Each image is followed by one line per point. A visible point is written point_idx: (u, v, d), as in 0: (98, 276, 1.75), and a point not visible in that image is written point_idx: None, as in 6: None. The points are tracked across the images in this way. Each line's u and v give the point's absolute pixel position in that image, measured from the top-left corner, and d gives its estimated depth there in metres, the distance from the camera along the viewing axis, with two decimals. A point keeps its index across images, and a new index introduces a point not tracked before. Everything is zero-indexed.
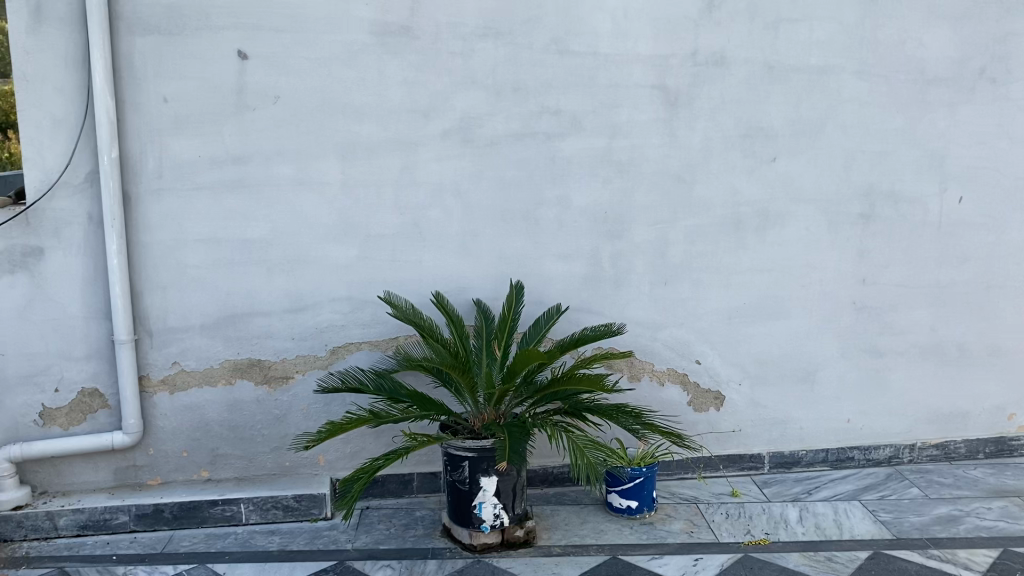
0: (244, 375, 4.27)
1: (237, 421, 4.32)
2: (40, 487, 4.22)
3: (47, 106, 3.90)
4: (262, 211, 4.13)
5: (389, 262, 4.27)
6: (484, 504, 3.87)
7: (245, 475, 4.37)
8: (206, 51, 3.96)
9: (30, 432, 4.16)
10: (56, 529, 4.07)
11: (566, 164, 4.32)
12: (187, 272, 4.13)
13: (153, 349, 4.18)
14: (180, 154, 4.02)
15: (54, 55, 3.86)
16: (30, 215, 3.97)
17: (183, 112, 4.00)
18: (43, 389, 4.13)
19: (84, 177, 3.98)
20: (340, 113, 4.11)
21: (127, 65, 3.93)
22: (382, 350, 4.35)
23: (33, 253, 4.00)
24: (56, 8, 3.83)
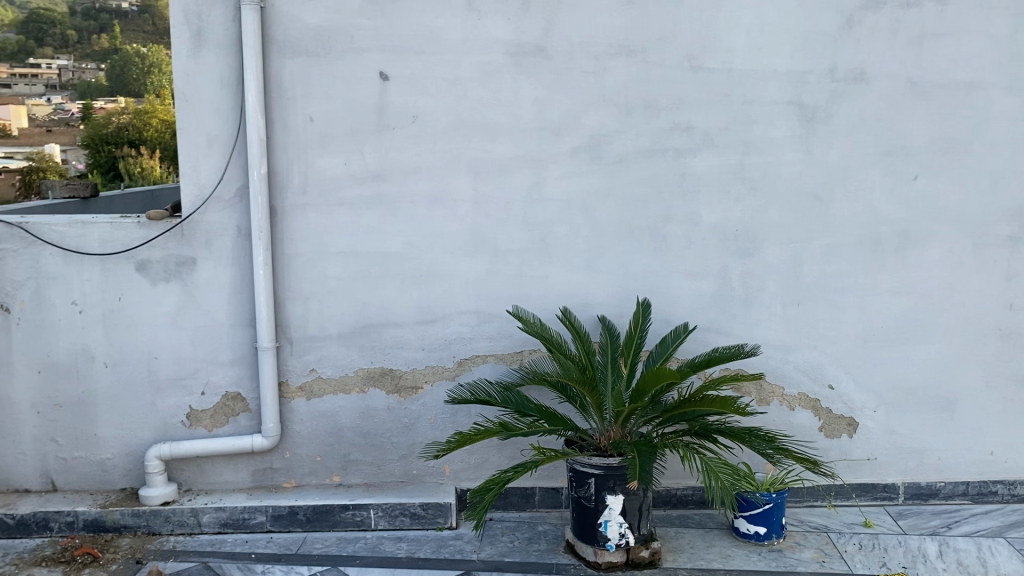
0: (376, 384, 4.41)
1: (368, 429, 4.45)
2: (185, 485, 4.46)
3: (204, 125, 4.14)
4: (397, 226, 4.26)
5: (517, 276, 4.33)
6: (610, 523, 3.85)
7: (373, 482, 4.50)
8: (351, 72, 4.13)
9: (178, 432, 4.40)
10: (200, 525, 4.28)
11: (697, 182, 4.28)
12: (326, 284, 4.29)
13: (292, 357, 4.36)
14: (323, 171, 4.20)
15: (211, 78, 4.10)
16: (186, 228, 4.22)
17: (328, 130, 4.18)
18: (191, 391, 4.37)
19: (235, 192, 4.21)
20: (474, 131, 4.20)
21: (277, 86, 4.13)
22: (507, 364, 4.41)
23: (186, 262, 4.25)
24: (215, 32, 4.07)
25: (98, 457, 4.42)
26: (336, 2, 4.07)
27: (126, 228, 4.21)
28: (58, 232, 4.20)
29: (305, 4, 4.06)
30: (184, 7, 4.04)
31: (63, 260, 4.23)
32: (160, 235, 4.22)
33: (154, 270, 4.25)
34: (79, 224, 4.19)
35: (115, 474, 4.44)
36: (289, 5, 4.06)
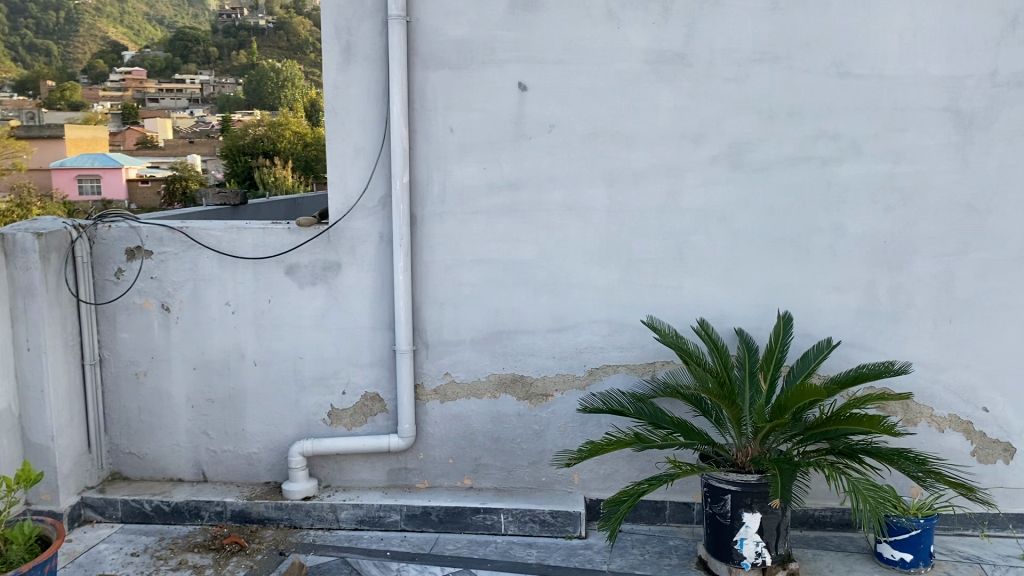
0: (508, 390, 4.45)
1: (499, 434, 4.51)
2: (325, 481, 4.64)
3: (351, 136, 4.31)
4: (533, 234, 4.30)
5: (651, 286, 4.29)
6: (746, 541, 3.75)
7: (503, 487, 4.54)
8: (491, 83, 4.21)
9: (319, 430, 4.58)
10: (338, 521, 4.43)
11: (843, 191, 4.13)
12: (461, 290, 4.38)
13: (428, 360, 4.46)
14: (462, 180, 4.29)
15: (358, 90, 4.26)
16: (331, 234, 4.40)
17: (467, 141, 4.26)
18: (332, 390, 4.54)
19: (378, 200, 4.36)
20: (612, 140, 4.20)
21: (420, 97, 4.25)
22: (639, 375, 4.38)
23: (330, 267, 4.43)
24: (363, 46, 4.23)
25: (245, 451, 4.66)
26: (478, 15, 4.15)
27: (277, 233, 4.42)
28: (215, 237, 4.45)
29: (448, 17, 4.17)
30: (335, 22, 4.22)
31: (219, 263, 4.48)
32: (307, 240, 4.41)
33: (301, 274, 4.44)
34: (234, 229, 4.43)
35: (260, 468, 4.67)
36: (434, 19, 4.17)
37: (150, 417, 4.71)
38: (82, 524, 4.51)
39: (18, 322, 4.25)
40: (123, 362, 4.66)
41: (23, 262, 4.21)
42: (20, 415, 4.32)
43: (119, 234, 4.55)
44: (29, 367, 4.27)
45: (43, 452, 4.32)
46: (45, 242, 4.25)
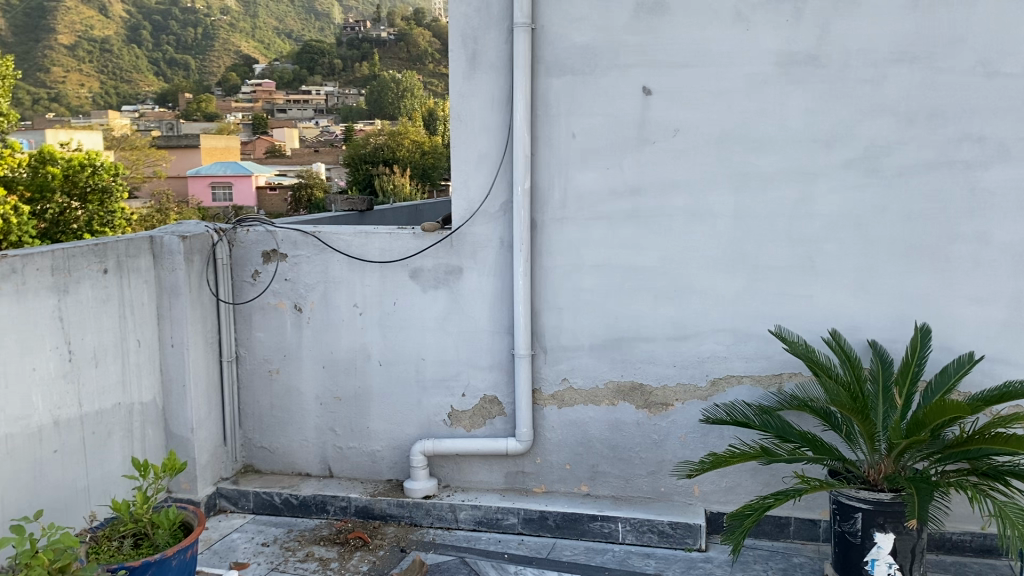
0: (627, 398, 4.42)
1: (617, 442, 4.47)
2: (444, 481, 4.72)
3: (475, 142, 4.38)
4: (655, 240, 4.25)
5: (778, 295, 4.17)
6: (877, 562, 3.59)
7: (621, 495, 4.50)
8: (615, 88, 4.19)
9: (439, 431, 4.67)
10: (457, 521, 4.50)
11: (988, 197, 3.90)
12: (581, 295, 4.37)
13: (547, 365, 4.48)
14: (584, 185, 4.29)
15: (483, 97, 4.33)
16: (454, 239, 4.48)
17: (590, 146, 4.26)
18: (452, 392, 4.62)
19: (499, 205, 4.41)
20: (738, 144, 4.11)
21: (543, 104, 4.28)
22: (764, 386, 4.26)
23: (453, 271, 4.51)
24: (488, 54, 4.30)
25: (369, 449, 4.80)
26: (603, 20, 4.15)
27: (402, 238, 4.55)
28: (344, 241, 4.62)
29: (573, 24, 4.18)
30: (462, 32, 4.31)
31: (348, 266, 4.65)
32: (431, 245, 4.51)
33: (424, 278, 4.55)
34: (362, 234, 4.58)
35: (383, 466, 4.80)
36: (559, 25, 4.20)
37: (281, 413, 4.92)
38: (217, 513, 4.75)
39: (164, 320, 4.53)
40: (257, 360, 4.90)
41: (170, 263, 4.48)
42: (164, 407, 4.60)
43: (257, 237, 4.79)
44: (173, 362, 4.54)
45: (184, 443, 4.58)
46: (190, 245, 4.52)
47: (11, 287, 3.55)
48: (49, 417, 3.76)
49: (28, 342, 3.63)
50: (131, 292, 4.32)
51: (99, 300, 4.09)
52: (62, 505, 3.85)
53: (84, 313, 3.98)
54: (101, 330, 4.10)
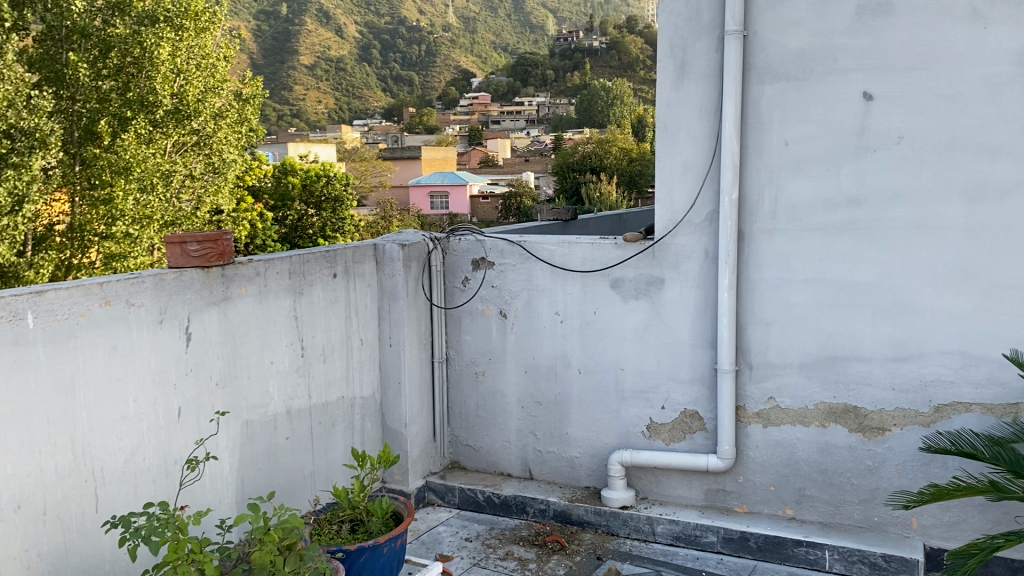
0: (838, 420, 4.19)
1: (826, 465, 4.26)
2: (643, 493, 4.71)
3: (681, 153, 4.34)
4: (873, 254, 4.01)
5: (1016, 316, 3.79)
6: None
7: (829, 522, 4.28)
8: (832, 94, 4.00)
9: (638, 442, 4.66)
10: (654, 534, 4.47)
11: None
12: (791, 310, 4.21)
13: (751, 382, 4.35)
14: (795, 196, 4.13)
15: (691, 107, 4.29)
16: (657, 250, 4.47)
17: (803, 156, 4.10)
18: (652, 404, 4.59)
19: (705, 216, 4.33)
20: (971, 152, 3.79)
21: (754, 112, 4.17)
22: (997, 416, 3.89)
23: (655, 282, 4.49)
24: (698, 63, 4.24)
25: (568, 455, 4.88)
26: (820, 24, 3.98)
27: (605, 248, 4.60)
28: (549, 250, 4.74)
29: (789, 29, 4.04)
30: (671, 41, 4.29)
31: (552, 274, 4.77)
32: (634, 255, 4.53)
33: (626, 288, 4.57)
34: (567, 243, 4.68)
35: (582, 473, 4.86)
36: (773, 31, 4.07)
37: (486, 414, 5.13)
38: (425, 506, 5.03)
39: (383, 321, 4.86)
40: (465, 362, 5.13)
41: (390, 268, 4.80)
42: (382, 403, 4.93)
43: (467, 246, 5.03)
44: (390, 361, 4.86)
45: (398, 437, 4.89)
46: (408, 251, 4.82)
47: (255, 288, 3.96)
48: (283, 407, 4.16)
49: (267, 338, 4.03)
50: (356, 295, 4.67)
51: (328, 302, 4.46)
52: (291, 488, 4.24)
53: (315, 313, 4.36)
54: (329, 329, 4.47)
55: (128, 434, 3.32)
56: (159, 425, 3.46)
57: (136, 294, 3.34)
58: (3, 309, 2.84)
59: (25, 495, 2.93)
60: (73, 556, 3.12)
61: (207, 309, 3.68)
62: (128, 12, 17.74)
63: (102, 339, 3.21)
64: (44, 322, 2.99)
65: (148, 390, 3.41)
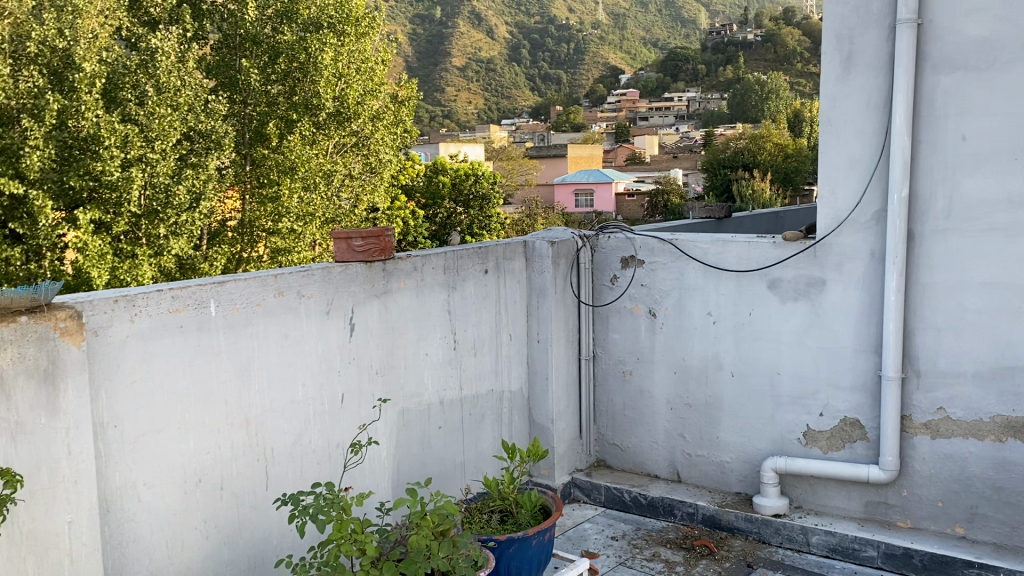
0: (1018, 435, 3.89)
1: (1003, 483, 3.96)
2: (797, 502, 4.54)
3: (846, 149, 4.15)
4: None
5: None
6: None
7: (1005, 544, 3.97)
8: (1018, 84, 3.70)
9: (793, 449, 4.50)
10: (808, 545, 4.30)
11: None
12: (965, 316, 3.94)
13: (919, 391, 4.11)
14: (974, 193, 3.85)
15: (858, 99, 4.09)
16: (818, 250, 4.30)
17: (983, 150, 3.82)
18: (809, 411, 4.42)
19: (871, 215, 4.12)
20: None
21: (927, 105, 3.93)
22: None
23: (815, 283, 4.33)
24: (866, 54, 4.05)
25: (718, 459, 4.77)
26: (1006, 9, 3.70)
27: (762, 247, 4.47)
28: (702, 249, 4.66)
29: (970, 16, 3.78)
30: (837, 33, 4.12)
31: (705, 274, 4.69)
32: (793, 255, 4.38)
33: (784, 289, 4.42)
34: (722, 242, 4.59)
35: (732, 478, 4.74)
36: (951, 18, 3.83)
37: (633, 414, 5.10)
38: (572, 502, 5.06)
39: (532, 317, 4.92)
40: (613, 361, 5.12)
41: (540, 265, 4.85)
42: (530, 398, 5.00)
43: (617, 243, 5.02)
44: (539, 357, 4.92)
45: (546, 433, 4.94)
46: (558, 249, 4.87)
47: (413, 283, 4.11)
48: (436, 397, 4.29)
49: (423, 331, 4.18)
50: (506, 291, 4.76)
51: (480, 297, 4.56)
52: (443, 476, 4.37)
53: (467, 308, 4.47)
54: (480, 323, 4.57)
55: (296, 418, 3.53)
56: (324, 410, 3.66)
57: (305, 285, 3.53)
58: (189, 298, 3.09)
59: (205, 470, 3.18)
60: (246, 530, 3.35)
61: (368, 301, 3.85)
62: (295, 19, 18.78)
63: (275, 328, 3.42)
64: (225, 310, 3.22)
65: (314, 376, 3.60)
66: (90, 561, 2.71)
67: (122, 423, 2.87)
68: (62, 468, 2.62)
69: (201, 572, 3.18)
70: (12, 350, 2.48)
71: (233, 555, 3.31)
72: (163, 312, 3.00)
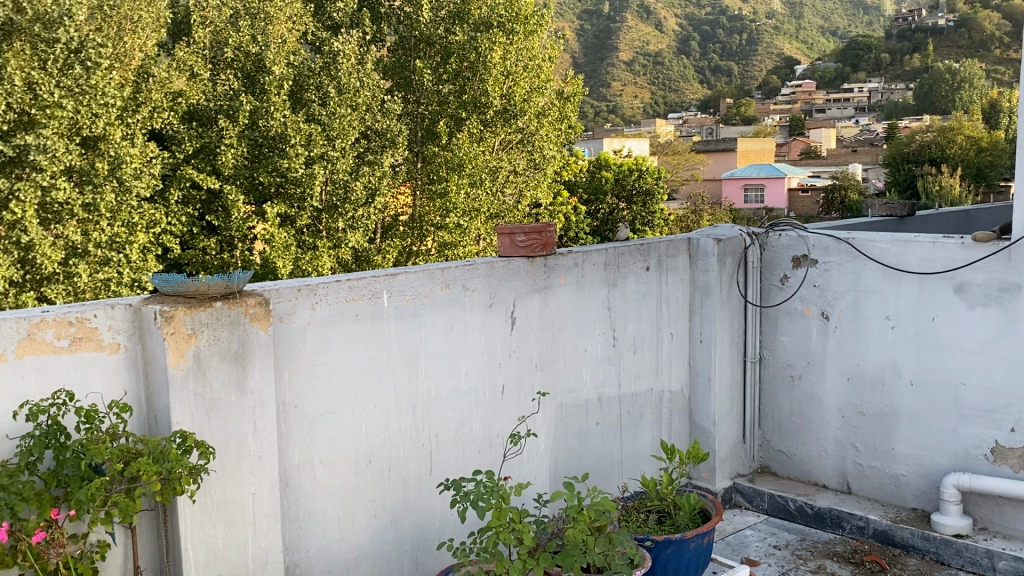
0: None
1: None
2: (981, 523, 4.20)
3: None
4: None
5: None
6: None
7: None
8: None
9: (979, 466, 4.16)
10: (994, 570, 3.96)
11: None
12: None
13: None
14: None
15: None
16: (1014, 252, 3.95)
17: None
18: (999, 426, 4.07)
19: None
20: None
21: None
22: None
23: (1009, 288, 3.98)
24: None
25: (893, 472, 4.50)
26: None
27: (949, 248, 4.17)
28: (881, 249, 4.41)
29: None
30: None
31: (883, 275, 4.44)
32: (984, 257, 4.05)
33: (973, 293, 4.11)
34: (903, 242, 4.32)
35: (908, 493, 4.46)
36: None
37: (800, 420, 4.90)
38: (733, 507, 4.93)
39: (695, 316, 4.83)
40: (781, 364, 4.95)
41: (705, 263, 4.75)
42: (691, 398, 4.91)
43: (788, 242, 4.85)
44: (702, 356, 4.82)
45: (707, 435, 4.84)
46: (724, 246, 4.75)
47: (574, 278, 4.13)
48: (596, 393, 4.30)
49: (583, 327, 4.20)
50: (669, 288, 4.69)
51: (642, 294, 4.53)
52: (601, 472, 4.38)
53: (628, 305, 4.45)
54: (642, 320, 4.53)
55: (459, 407, 3.64)
56: (486, 400, 3.75)
57: (471, 279, 3.64)
58: (364, 288, 3.25)
59: (375, 452, 3.34)
60: (411, 511, 3.50)
61: (530, 296, 3.92)
62: (466, 19, 19.22)
63: (442, 319, 3.55)
64: (396, 301, 3.37)
65: (477, 367, 3.71)
66: (271, 530, 2.93)
67: (302, 404, 3.08)
68: (249, 443, 2.84)
69: (369, 548, 3.36)
70: (207, 333, 2.70)
71: (398, 534, 3.47)
72: (341, 300, 3.18)
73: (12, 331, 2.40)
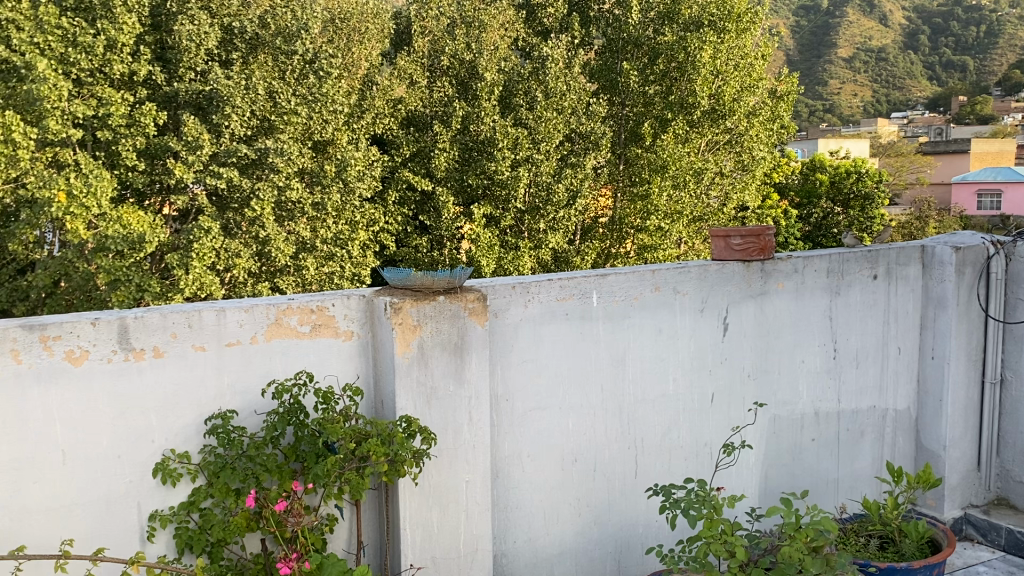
0: None
1: None
2: None
3: None
4: None
5: None
6: None
7: None
8: None
9: None
10: None
11: None
12: None
13: None
14: None
15: None
16: None
17: None
18: None
19: None
20: None
21: None
22: None
23: None
24: None
25: None
26: None
27: None
28: None
29: None
30: None
31: None
32: None
33: None
34: None
35: None
36: None
37: None
38: (963, 540, 4.51)
39: (927, 330, 4.47)
40: None
41: (939, 273, 4.38)
42: (918, 418, 4.55)
43: None
44: (933, 374, 4.45)
45: (936, 459, 4.46)
46: (963, 256, 4.35)
47: (792, 285, 3.95)
48: (812, 407, 4.09)
49: (801, 336, 4.00)
50: (897, 299, 4.37)
51: (867, 304, 4.24)
52: (815, 489, 4.16)
53: (852, 315, 4.19)
54: (865, 333, 4.25)
55: (666, 412, 3.59)
56: (695, 407, 3.67)
57: (683, 282, 3.57)
58: (575, 288, 3.27)
59: (582, 450, 3.36)
60: (616, 512, 3.49)
61: (746, 301, 3.79)
62: (676, 19, 18.87)
63: (652, 322, 3.51)
64: (606, 302, 3.36)
65: (687, 372, 3.63)
66: (482, 519, 3.02)
67: (514, 398, 3.16)
68: (465, 434, 2.95)
69: (573, 545, 3.39)
70: (431, 325, 2.82)
71: (603, 535, 3.47)
72: (552, 299, 3.22)
73: (262, 316, 2.63)
